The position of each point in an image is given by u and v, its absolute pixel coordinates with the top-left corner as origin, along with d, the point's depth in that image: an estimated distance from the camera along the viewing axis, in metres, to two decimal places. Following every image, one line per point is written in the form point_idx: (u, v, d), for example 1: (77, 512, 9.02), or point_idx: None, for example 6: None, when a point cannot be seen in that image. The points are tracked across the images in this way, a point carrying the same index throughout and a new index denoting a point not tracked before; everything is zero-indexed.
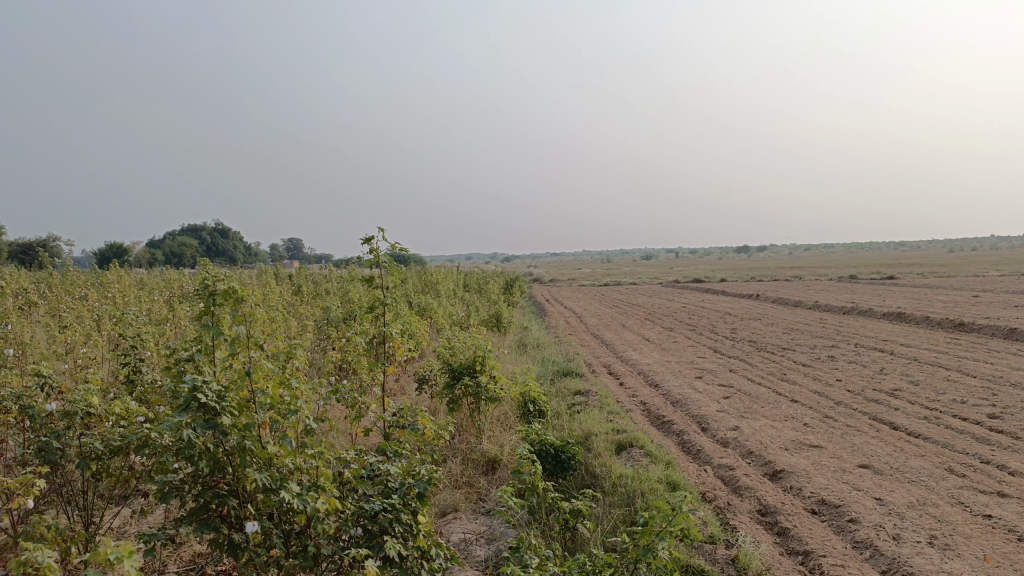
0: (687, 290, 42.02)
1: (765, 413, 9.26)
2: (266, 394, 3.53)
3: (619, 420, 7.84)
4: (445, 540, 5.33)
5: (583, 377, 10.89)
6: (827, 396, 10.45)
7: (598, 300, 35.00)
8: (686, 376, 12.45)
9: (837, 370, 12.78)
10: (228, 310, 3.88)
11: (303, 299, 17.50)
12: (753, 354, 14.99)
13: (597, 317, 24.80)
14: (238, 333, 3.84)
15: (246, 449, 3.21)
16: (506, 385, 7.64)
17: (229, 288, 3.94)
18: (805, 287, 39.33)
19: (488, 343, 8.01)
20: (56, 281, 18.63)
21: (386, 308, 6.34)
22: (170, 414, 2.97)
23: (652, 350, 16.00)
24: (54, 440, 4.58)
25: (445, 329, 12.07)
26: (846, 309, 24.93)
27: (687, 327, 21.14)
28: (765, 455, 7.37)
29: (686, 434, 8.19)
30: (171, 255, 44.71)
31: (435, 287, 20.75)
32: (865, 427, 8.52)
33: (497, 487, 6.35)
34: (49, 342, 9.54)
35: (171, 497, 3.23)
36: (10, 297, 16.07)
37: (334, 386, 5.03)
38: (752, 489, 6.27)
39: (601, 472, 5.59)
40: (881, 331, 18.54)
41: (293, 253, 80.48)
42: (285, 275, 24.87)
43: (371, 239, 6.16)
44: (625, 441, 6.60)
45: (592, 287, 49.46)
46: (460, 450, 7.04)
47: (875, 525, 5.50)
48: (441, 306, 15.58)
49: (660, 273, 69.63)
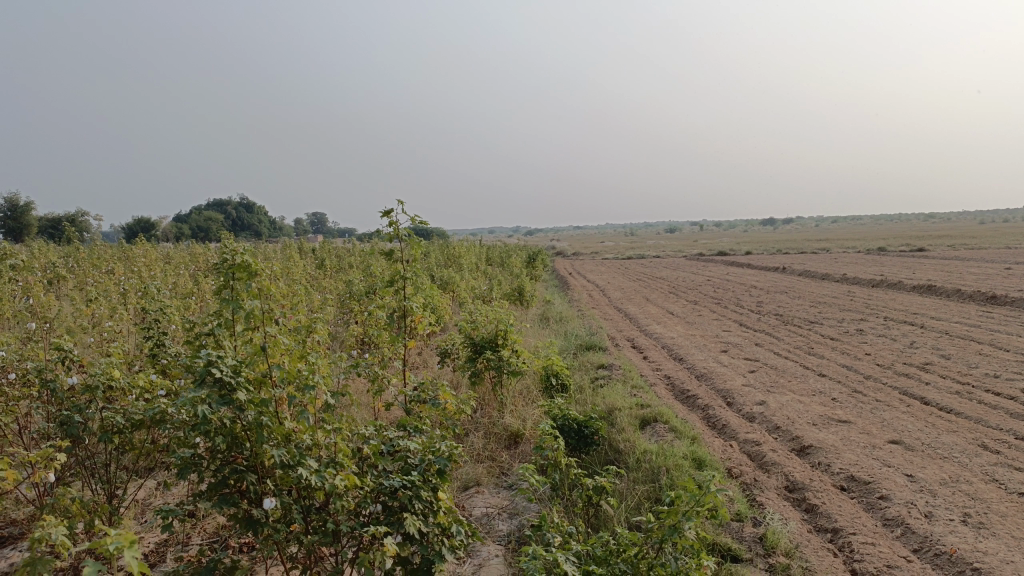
0: (712, 263, 41.60)
1: (792, 388, 9.11)
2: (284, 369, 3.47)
3: (644, 395, 7.74)
4: (467, 514, 5.29)
5: (606, 351, 10.80)
6: (855, 370, 10.26)
7: (621, 273, 34.76)
8: (711, 350, 12.31)
9: (866, 343, 12.56)
10: (243, 285, 3.81)
11: (326, 272, 17.53)
12: (780, 328, 14.79)
13: (621, 290, 24.64)
14: (254, 307, 3.78)
15: (263, 425, 3.15)
16: (528, 358, 7.57)
17: (244, 262, 3.88)
18: (832, 260, 38.76)
19: (510, 317, 7.93)
20: (84, 255, 18.82)
21: (406, 282, 6.26)
22: (185, 391, 2.92)
23: (676, 324, 15.85)
24: (76, 414, 4.60)
25: (467, 303, 12.01)
26: (876, 282, 24.51)
27: (712, 300, 20.93)
28: (793, 430, 7.24)
29: (712, 409, 8.08)
30: (198, 229, 45.09)
31: (458, 261, 20.69)
32: (895, 402, 8.35)
33: (519, 462, 6.30)
34: (75, 316, 9.62)
35: (189, 473, 3.20)
36: (38, 272, 16.26)
37: (354, 360, 4.98)
38: (779, 465, 6.16)
39: (625, 448, 5.50)
40: (911, 304, 18.21)
41: (317, 227, 80.87)
42: (309, 249, 24.93)
43: (391, 211, 6.07)
44: (649, 416, 6.50)
45: (616, 260, 49.18)
46: (482, 424, 6.99)
47: (906, 502, 5.36)
48: (463, 280, 15.52)
49: (685, 246, 69.05)
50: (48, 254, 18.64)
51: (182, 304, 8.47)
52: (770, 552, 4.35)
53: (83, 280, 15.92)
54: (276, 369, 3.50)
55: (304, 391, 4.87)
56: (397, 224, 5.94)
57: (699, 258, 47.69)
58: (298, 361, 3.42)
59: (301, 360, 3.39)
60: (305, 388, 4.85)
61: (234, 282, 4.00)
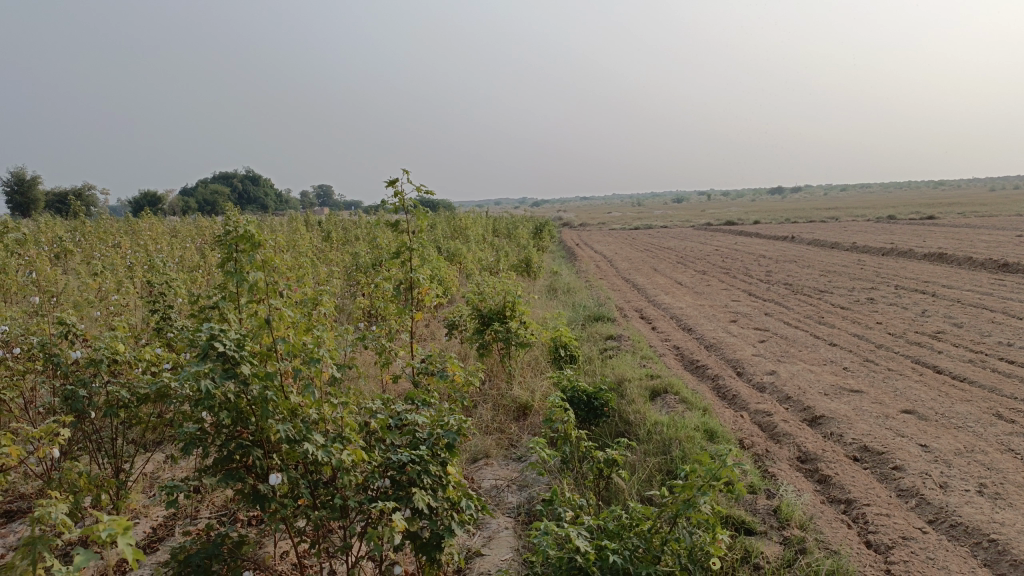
0: (720, 233, 41.37)
1: (802, 357, 9.03)
2: (289, 342, 3.38)
3: (653, 365, 7.68)
4: (476, 486, 5.25)
5: (614, 321, 10.73)
6: (866, 339, 10.17)
7: (629, 243, 34.57)
8: (720, 320, 12.23)
9: (877, 312, 12.44)
10: (247, 256, 3.73)
11: (333, 245, 17.45)
12: (789, 297, 14.68)
13: (629, 261, 24.51)
14: (258, 278, 3.69)
15: (268, 399, 3.07)
16: (536, 330, 7.50)
17: (247, 232, 3.78)
18: (842, 228, 38.47)
19: (518, 288, 7.84)
20: (90, 229, 18.78)
21: (412, 252, 6.17)
22: (187, 364, 2.83)
23: (685, 294, 15.75)
24: (81, 388, 4.56)
25: (474, 274, 11.93)
26: (885, 250, 24.31)
27: (721, 270, 20.79)
28: (804, 400, 7.17)
29: (722, 379, 8.02)
30: (204, 203, 45.02)
31: (465, 233, 20.59)
32: (908, 371, 8.27)
33: (529, 434, 6.26)
34: (81, 290, 9.58)
35: (194, 448, 3.14)
36: (45, 246, 16.24)
37: (360, 332, 4.92)
38: (790, 436, 6.09)
39: (636, 419, 5.44)
40: (921, 272, 18.04)
41: (323, 199, 80.71)
42: (315, 221, 24.84)
43: (395, 180, 5.96)
44: (659, 387, 6.42)
45: (623, 230, 48.92)
46: (491, 396, 6.94)
47: (920, 473, 5.30)
48: (470, 251, 15.42)
49: (692, 216, 68.70)
50: (54, 228, 18.61)
51: (188, 277, 8.42)
52: (785, 524, 4.29)
53: (90, 254, 15.91)
54: (281, 341, 3.42)
55: (310, 364, 4.82)
56: (403, 193, 5.84)
57: (707, 227, 47.40)
58: (303, 334, 3.33)
59: (306, 334, 3.30)
60: (312, 361, 4.80)
61: (237, 254, 3.92)
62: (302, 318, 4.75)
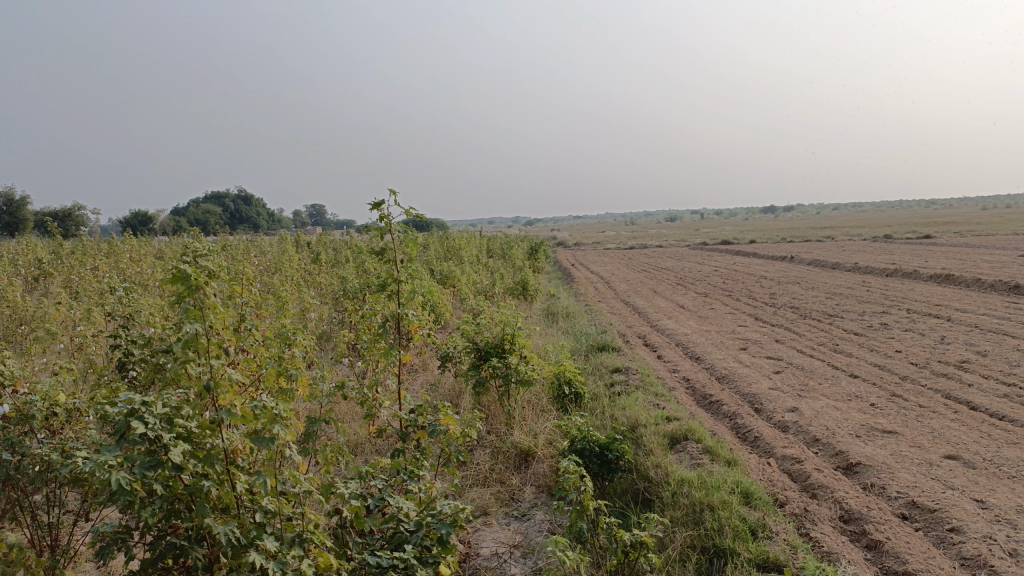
0: (717, 252, 40.83)
1: (824, 392, 8.38)
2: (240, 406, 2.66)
3: (668, 405, 7.00)
4: (473, 555, 4.55)
5: (619, 350, 10.03)
6: (889, 370, 9.52)
7: (625, 263, 33.99)
8: (729, 347, 11.55)
9: (893, 339, 11.79)
10: (184, 301, 2.97)
11: (321, 266, 16.77)
12: (798, 322, 14.01)
13: (627, 282, 23.92)
14: (198, 330, 2.95)
15: (209, 491, 2.34)
16: (538, 365, 6.78)
17: (183, 273, 3.05)
18: (840, 248, 37.97)
19: (518, 318, 7.16)
20: (70, 251, 18.08)
21: (400, 281, 5.40)
22: (95, 455, 2.07)
23: (688, 318, 15.09)
24: (7, 450, 3.78)
25: (468, 299, 11.27)
26: (889, 270, 23.72)
27: (723, 292, 20.16)
28: (835, 443, 6.50)
29: (740, 417, 7.34)
30: (195, 222, 44.40)
31: (458, 254, 19.96)
32: (941, 408, 7.59)
33: (532, 486, 5.57)
34: (45, 318, 8.89)
35: (112, 552, 2.39)
36: (21, 269, 15.59)
37: (340, 381, 4.20)
38: (827, 488, 5.41)
39: (656, 477, 4.75)
40: (931, 294, 17.44)
41: (316, 219, 80.18)
42: (305, 241, 24.13)
43: (381, 201, 5.28)
44: (679, 432, 5.69)
45: (619, 250, 48.40)
46: (490, 441, 6.25)
47: (983, 537, 4.61)
48: (464, 273, 14.77)
49: (687, 237, 68.24)
50: (33, 248, 17.93)
51: (157, 306, 7.71)
52: None
53: (67, 276, 15.25)
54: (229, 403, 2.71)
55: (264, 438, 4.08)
56: (388, 217, 5.17)
57: (704, 246, 46.88)
58: (265, 399, 2.63)
59: (270, 402, 2.59)
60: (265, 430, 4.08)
61: (178, 296, 3.20)
62: (268, 367, 4.03)
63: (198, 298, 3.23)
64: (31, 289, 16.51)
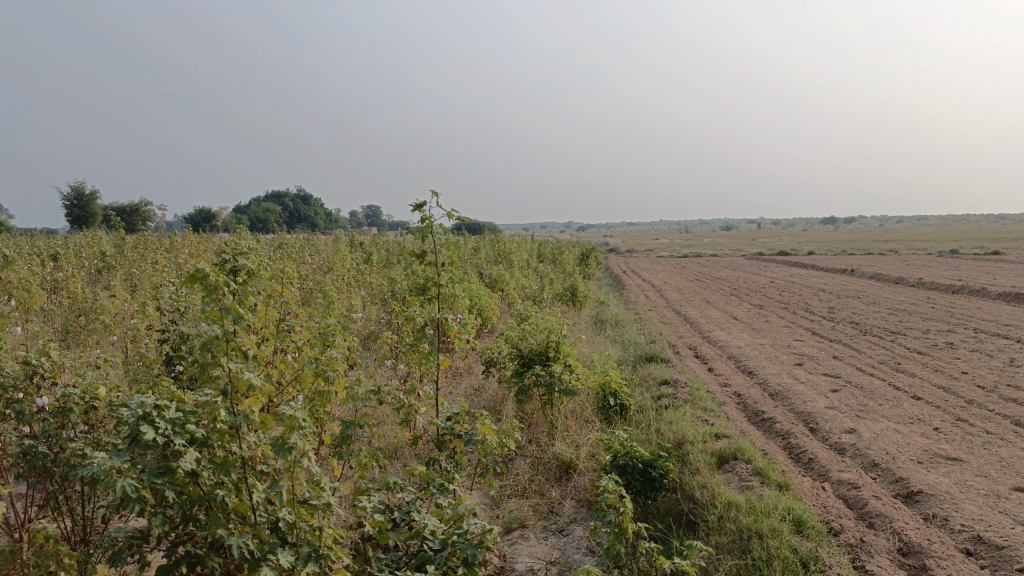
0: (774, 264, 39.94)
1: (884, 413, 7.99)
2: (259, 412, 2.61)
3: (717, 421, 6.74)
4: (508, 570, 4.40)
5: (668, 362, 9.78)
6: (954, 393, 9.05)
7: (678, 272, 33.47)
8: (784, 362, 11.18)
9: (959, 360, 11.25)
10: (201, 299, 2.89)
11: (372, 267, 16.83)
12: (858, 338, 13.51)
13: (680, 291, 23.49)
14: (215, 331, 2.88)
15: (223, 500, 2.28)
16: (583, 374, 6.60)
17: (202, 272, 2.99)
18: (904, 262, 36.69)
19: (564, 326, 7.00)
20: (133, 246, 18.56)
21: (440, 286, 5.29)
22: (103, 461, 2.04)
23: (742, 330, 14.68)
24: (44, 442, 3.73)
25: (516, 304, 11.14)
26: (956, 287, 22.79)
27: (779, 304, 19.63)
28: (895, 469, 6.16)
29: (793, 437, 7.05)
30: (255, 220, 45.43)
31: (509, 259, 19.86)
32: (1011, 436, 7.14)
33: (572, 500, 5.40)
34: (101, 311, 9.06)
35: (125, 557, 2.34)
36: (85, 262, 16.04)
37: (376, 387, 4.11)
38: (885, 518, 5.11)
39: (700, 497, 4.55)
40: (1000, 314, 16.64)
41: (371, 220, 81.21)
42: (359, 242, 24.34)
43: (424, 203, 5.18)
44: (727, 451, 5.43)
45: (673, 258, 47.75)
46: (530, 451, 6.11)
47: None
48: (514, 278, 14.65)
49: (742, 247, 67.00)
50: (98, 241, 18.47)
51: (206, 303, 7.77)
52: None
53: (128, 270, 15.65)
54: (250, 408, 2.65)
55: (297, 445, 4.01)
56: (429, 220, 5.07)
57: (760, 257, 45.95)
58: (286, 405, 2.58)
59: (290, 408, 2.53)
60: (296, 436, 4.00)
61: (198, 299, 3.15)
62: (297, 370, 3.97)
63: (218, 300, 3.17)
64: (94, 281, 16.98)
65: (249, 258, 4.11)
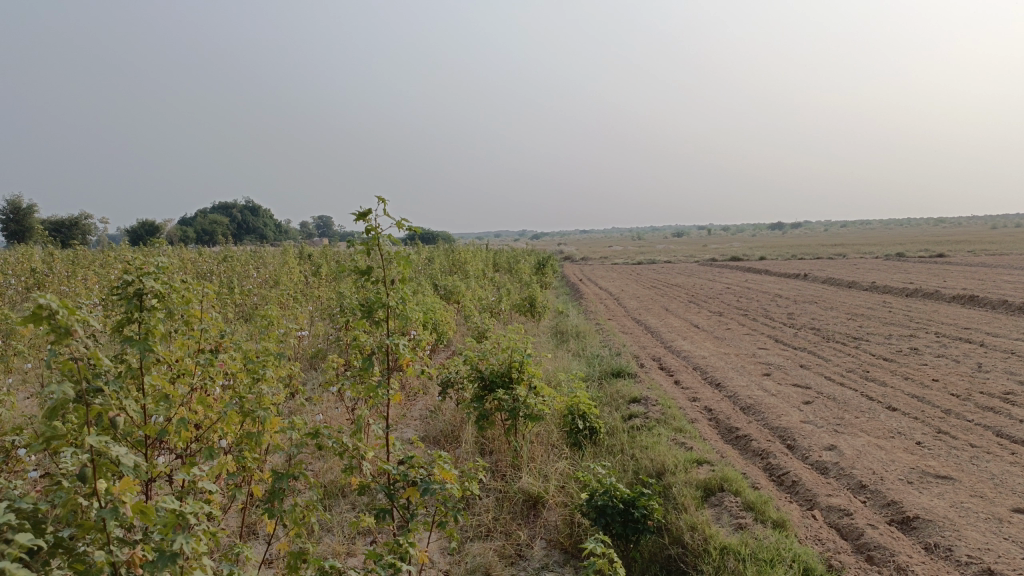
0: (729, 269, 39.98)
1: (863, 427, 7.60)
2: (136, 505, 2.16)
3: (693, 443, 6.24)
4: None
5: (635, 376, 9.28)
6: (929, 402, 8.73)
7: (634, 280, 33.25)
8: (751, 373, 10.78)
9: (927, 366, 11.00)
10: (49, 358, 2.36)
11: (321, 278, 15.94)
12: (822, 346, 13.21)
13: (638, 299, 23.11)
14: (66, 395, 2.30)
15: None
16: (549, 396, 6.00)
17: (50, 312, 2.37)
18: (853, 266, 37.07)
19: (528, 342, 6.40)
20: (66, 262, 17.38)
21: (389, 306, 4.53)
22: None
23: (705, 339, 14.30)
24: None
25: (472, 316, 10.52)
26: (908, 291, 22.85)
27: (738, 311, 19.36)
28: (884, 491, 5.75)
29: (773, 457, 6.60)
30: (202, 233, 44.06)
31: (464, 269, 19.20)
32: (997, 449, 6.78)
33: (541, 539, 4.83)
34: (16, 334, 8.16)
35: None
36: (11, 280, 14.88)
37: (313, 430, 3.49)
38: (885, 550, 4.66)
39: (690, 541, 4.03)
40: (957, 317, 16.59)
41: (323, 230, 79.67)
42: (310, 253, 23.38)
43: (369, 211, 4.48)
44: (713, 481, 4.91)
45: (628, 265, 47.66)
46: (493, 485, 5.52)
47: None
48: (471, 289, 14.04)
49: (695, 253, 67.36)
50: (27, 255, 17.30)
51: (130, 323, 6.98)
52: None
53: (57, 287, 14.55)
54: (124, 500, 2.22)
55: (213, 505, 3.47)
56: (375, 231, 4.36)
57: (714, 263, 46.06)
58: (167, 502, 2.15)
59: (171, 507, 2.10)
60: (209, 496, 3.48)
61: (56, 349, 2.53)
62: (201, 416, 3.42)
63: (79, 347, 2.55)
64: (22, 299, 15.81)
65: (159, 282, 3.60)
